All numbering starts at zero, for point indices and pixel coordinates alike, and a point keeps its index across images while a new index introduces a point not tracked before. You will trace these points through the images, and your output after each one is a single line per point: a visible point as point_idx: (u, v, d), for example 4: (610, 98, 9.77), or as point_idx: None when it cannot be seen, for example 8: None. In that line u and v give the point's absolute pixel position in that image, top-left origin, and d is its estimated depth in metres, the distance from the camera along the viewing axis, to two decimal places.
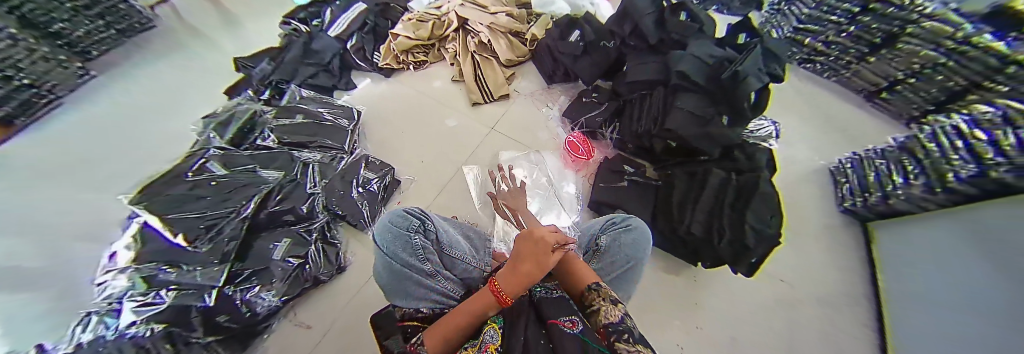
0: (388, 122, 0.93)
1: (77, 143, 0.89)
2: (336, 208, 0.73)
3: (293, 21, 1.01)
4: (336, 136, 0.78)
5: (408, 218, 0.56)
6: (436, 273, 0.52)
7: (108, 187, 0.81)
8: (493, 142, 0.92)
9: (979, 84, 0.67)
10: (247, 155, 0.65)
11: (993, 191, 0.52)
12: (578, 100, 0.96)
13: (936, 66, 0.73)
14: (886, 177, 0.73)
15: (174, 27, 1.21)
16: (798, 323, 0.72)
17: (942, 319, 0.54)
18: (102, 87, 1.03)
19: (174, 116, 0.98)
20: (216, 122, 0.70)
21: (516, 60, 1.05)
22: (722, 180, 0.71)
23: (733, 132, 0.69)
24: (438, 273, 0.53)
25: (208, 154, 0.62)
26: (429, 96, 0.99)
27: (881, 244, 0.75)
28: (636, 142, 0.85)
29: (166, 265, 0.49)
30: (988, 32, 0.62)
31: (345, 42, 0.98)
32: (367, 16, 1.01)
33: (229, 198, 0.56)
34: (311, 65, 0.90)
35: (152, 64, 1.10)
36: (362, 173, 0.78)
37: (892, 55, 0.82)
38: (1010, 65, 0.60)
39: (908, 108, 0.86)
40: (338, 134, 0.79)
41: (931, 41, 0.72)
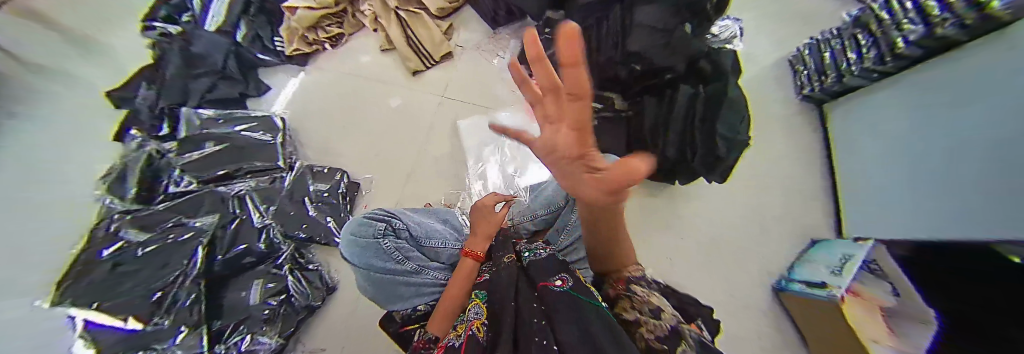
0: (325, 120, 0.81)
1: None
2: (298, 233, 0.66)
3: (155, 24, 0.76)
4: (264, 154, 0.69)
5: (370, 224, 0.51)
6: (421, 269, 0.50)
7: None
8: (449, 111, 0.83)
9: None
10: (163, 210, 0.53)
11: (939, 45, 0.54)
12: (530, 40, 0.86)
13: None
14: (841, 54, 0.73)
15: None
16: (767, 210, 0.80)
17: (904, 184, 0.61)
18: None
19: None
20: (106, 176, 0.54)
21: (449, 8, 0.88)
22: (691, 94, 0.68)
23: (694, 40, 0.65)
24: (422, 268, 0.51)
25: (115, 219, 0.48)
26: (359, 75, 0.85)
27: (836, 122, 0.80)
28: (599, 74, 0.78)
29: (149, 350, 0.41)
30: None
31: (235, 35, 0.76)
32: None
33: (167, 262, 0.46)
34: (204, 75, 0.72)
35: None
36: (312, 185, 0.71)
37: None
38: None
39: None
40: (265, 150, 0.69)
41: None
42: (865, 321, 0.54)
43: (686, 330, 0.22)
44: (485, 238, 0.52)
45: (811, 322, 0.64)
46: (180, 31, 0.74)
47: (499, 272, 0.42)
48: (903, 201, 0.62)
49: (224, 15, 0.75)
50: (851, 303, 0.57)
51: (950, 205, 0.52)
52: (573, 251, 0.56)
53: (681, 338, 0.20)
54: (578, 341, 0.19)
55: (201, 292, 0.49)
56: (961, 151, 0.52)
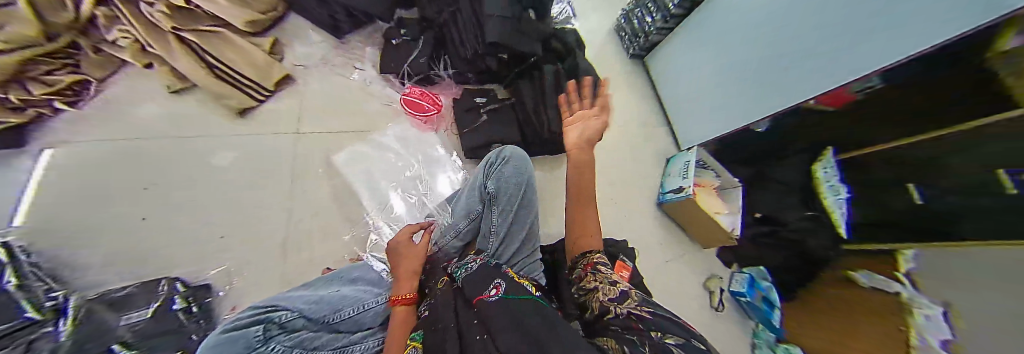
0: (115, 215, 0.56)
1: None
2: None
3: None
4: None
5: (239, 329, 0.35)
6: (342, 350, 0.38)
7: None
8: (314, 148, 0.69)
9: None
10: None
11: (690, 6, 0.81)
12: (388, 43, 0.77)
13: None
14: (642, 17, 0.93)
15: None
16: (639, 148, 0.96)
17: (745, 91, 0.69)
18: None
19: None
20: None
21: (263, 20, 0.70)
22: (554, 72, 0.76)
23: (540, 24, 0.73)
24: (344, 348, 0.39)
25: None
26: (159, 137, 0.62)
27: (653, 68, 1.02)
28: (471, 68, 0.77)
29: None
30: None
31: None
32: None
33: None
34: None
35: None
36: (122, 316, 0.42)
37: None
38: None
39: None
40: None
41: None
42: (711, 199, 0.79)
43: (633, 292, 0.30)
44: (411, 277, 0.48)
45: (688, 221, 0.83)
46: None
47: (437, 305, 0.37)
48: (735, 106, 0.73)
49: None
50: (700, 191, 0.79)
51: (781, 94, 0.61)
52: (503, 251, 0.54)
53: (628, 297, 0.28)
54: (511, 334, 0.20)
55: None
56: (727, 83, 0.75)
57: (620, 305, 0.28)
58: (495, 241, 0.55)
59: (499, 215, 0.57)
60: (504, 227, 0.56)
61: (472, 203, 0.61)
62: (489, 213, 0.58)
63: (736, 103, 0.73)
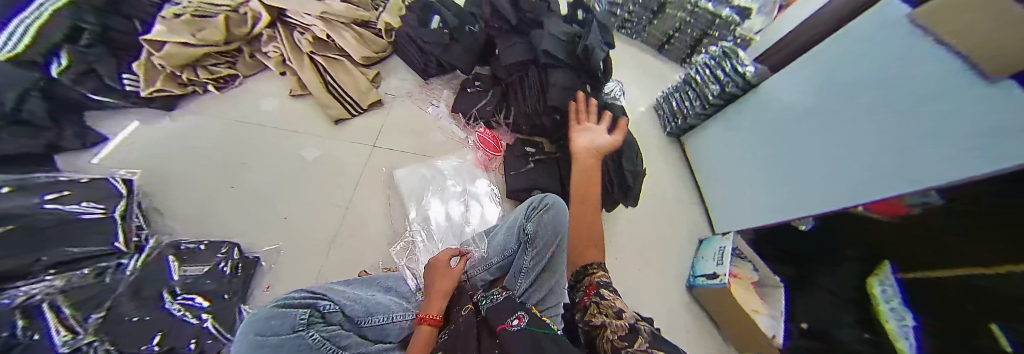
0: (210, 182, 0.67)
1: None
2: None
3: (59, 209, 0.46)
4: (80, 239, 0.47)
5: (285, 316, 0.38)
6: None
7: None
8: (381, 161, 0.78)
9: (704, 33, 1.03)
10: None
11: (728, 99, 0.87)
12: (462, 91, 0.91)
13: (681, 26, 1.04)
14: (681, 103, 1.02)
15: None
16: (674, 224, 0.97)
17: (821, 166, 0.63)
18: None
19: None
20: None
21: (375, 57, 0.89)
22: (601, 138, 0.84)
23: (591, 96, 0.81)
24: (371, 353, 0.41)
25: None
26: (264, 126, 0.75)
27: (690, 148, 1.07)
28: (528, 121, 0.87)
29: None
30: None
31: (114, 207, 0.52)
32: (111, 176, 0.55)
33: None
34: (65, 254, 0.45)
35: None
36: (173, 265, 0.51)
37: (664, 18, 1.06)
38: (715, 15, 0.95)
39: (682, 53, 1.16)
40: (97, 227, 0.49)
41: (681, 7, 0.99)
42: (746, 295, 0.73)
43: (641, 326, 0.27)
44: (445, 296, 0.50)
45: (720, 311, 0.78)
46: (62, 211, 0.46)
47: (460, 327, 0.40)
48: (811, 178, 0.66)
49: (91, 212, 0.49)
50: (735, 283, 0.75)
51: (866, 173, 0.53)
52: (531, 297, 0.54)
53: (636, 334, 0.25)
54: None
55: None
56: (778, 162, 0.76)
57: (635, 346, 0.24)
58: (525, 286, 0.55)
59: (529, 260, 0.57)
60: (534, 275, 0.55)
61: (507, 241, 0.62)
62: (520, 256, 0.59)
63: (789, 181, 0.72)
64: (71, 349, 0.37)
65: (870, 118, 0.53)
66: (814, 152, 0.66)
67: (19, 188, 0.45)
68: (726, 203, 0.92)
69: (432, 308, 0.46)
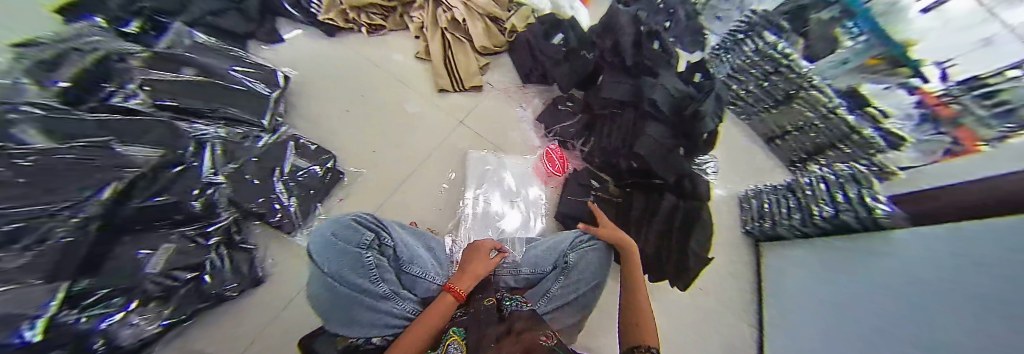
0: (332, 102, 0.84)
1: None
2: (253, 206, 0.63)
3: (240, 80, 0.70)
4: (246, 104, 0.69)
5: (358, 231, 0.56)
6: (392, 295, 0.53)
7: None
8: (461, 137, 0.89)
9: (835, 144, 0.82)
10: (91, 121, 0.47)
11: (839, 228, 0.68)
12: (552, 105, 0.96)
13: (813, 125, 0.87)
14: (775, 207, 0.89)
15: None
16: (711, 320, 0.88)
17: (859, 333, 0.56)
18: None
19: None
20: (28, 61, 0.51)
21: (492, 49, 0.98)
22: (673, 204, 0.81)
23: (682, 161, 0.78)
24: (393, 294, 0.53)
25: (19, 109, 0.42)
26: (387, 73, 0.90)
27: (768, 263, 0.91)
28: (602, 157, 0.88)
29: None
30: (844, 105, 0.77)
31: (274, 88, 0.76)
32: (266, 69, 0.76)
33: (59, 187, 0.38)
34: (230, 115, 0.66)
35: None
36: (291, 158, 0.71)
37: (787, 111, 0.94)
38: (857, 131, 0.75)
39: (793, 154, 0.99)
40: (254, 99, 0.70)
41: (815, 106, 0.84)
42: None
43: None
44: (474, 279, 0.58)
45: None
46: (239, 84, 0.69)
47: (481, 311, 0.49)
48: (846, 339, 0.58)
49: (252, 88, 0.71)
50: None
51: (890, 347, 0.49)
52: (554, 319, 0.62)
53: None
54: None
55: (82, 238, 0.40)
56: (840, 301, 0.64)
57: None
58: (550, 306, 0.62)
59: (559, 287, 0.64)
60: (561, 298, 0.63)
61: (546, 258, 0.69)
62: (552, 280, 0.65)
63: (844, 322, 0.61)
64: (211, 181, 0.57)
65: (913, 292, 0.48)
66: (882, 302, 0.54)
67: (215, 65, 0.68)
68: (780, 326, 0.80)
69: (465, 287, 0.54)
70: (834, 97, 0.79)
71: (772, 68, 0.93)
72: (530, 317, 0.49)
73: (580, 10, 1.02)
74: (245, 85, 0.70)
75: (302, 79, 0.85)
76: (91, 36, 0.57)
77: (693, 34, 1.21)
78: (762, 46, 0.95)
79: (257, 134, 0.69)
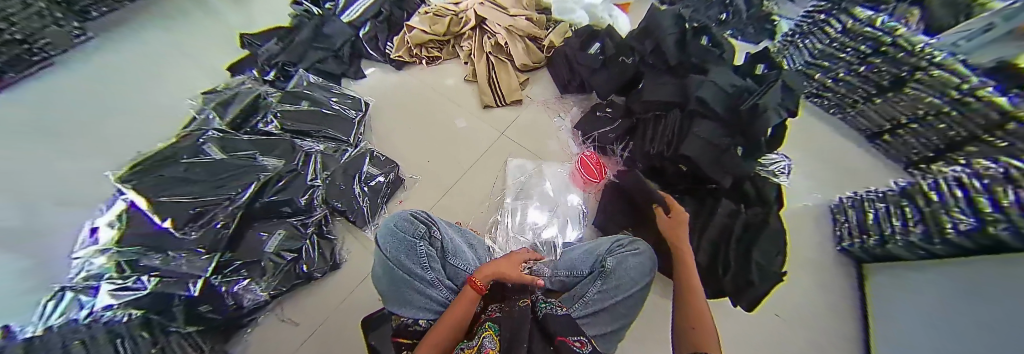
0: (399, 121, 1.01)
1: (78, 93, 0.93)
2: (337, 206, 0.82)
3: (334, 105, 0.92)
4: (345, 128, 0.89)
5: (414, 224, 0.65)
6: (437, 282, 0.60)
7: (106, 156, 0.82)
8: (503, 147, 0.98)
9: (979, 137, 0.59)
10: (249, 141, 0.74)
11: (989, 246, 0.47)
12: (591, 113, 0.99)
13: (941, 114, 0.66)
14: (884, 220, 0.69)
15: (182, 3, 1.23)
16: (789, 349, 0.72)
17: None
18: (104, 54, 1.06)
19: (168, 88, 1.01)
20: (217, 102, 0.80)
21: (532, 66, 1.08)
22: (732, 209, 0.74)
23: (743, 164, 0.71)
24: (438, 282, 0.60)
25: (207, 135, 0.71)
26: (441, 94, 1.06)
27: (874, 286, 0.73)
28: (645, 162, 0.85)
29: (151, 252, 0.56)
30: (991, 85, 0.55)
31: (359, 111, 0.94)
32: (344, 97, 0.95)
33: (222, 186, 0.63)
34: (322, 135, 0.86)
35: (157, 42, 1.12)
36: (366, 169, 0.87)
37: (898, 99, 0.75)
38: (1010, 121, 0.52)
39: (908, 152, 0.79)
40: (344, 124, 0.90)
41: (937, 89, 0.65)
42: None
43: None
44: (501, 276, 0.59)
45: None
46: (333, 109, 0.90)
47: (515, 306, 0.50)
48: None
49: (340, 112, 0.91)
50: None
51: None
52: (590, 324, 0.59)
53: None
54: None
55: (231, 221, 0.65)
56: (949, 329, 0.49)
57: None
58: (586, 310, 0.60)
59: (598, 291, 0.62)
60: (599, 304, 0.61)
61: (582, 262, 0.68)
62: (588, 284, 0.64)
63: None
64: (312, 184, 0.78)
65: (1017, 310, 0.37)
66: (987, 330, 0.42)
67: (315, 98, 0.90)
68: None
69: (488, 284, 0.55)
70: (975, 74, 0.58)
71: (869, 50, 0.78)
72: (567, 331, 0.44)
73: (619, 17, 1.09)
74: (342, 109, 0.92)
75: (377, 104, 1.03)
76: (247, 89, 0.86)
77: (757, 23, 1.11)
78: (851, 25, 0.81)
79: (346, 149, 0.88)
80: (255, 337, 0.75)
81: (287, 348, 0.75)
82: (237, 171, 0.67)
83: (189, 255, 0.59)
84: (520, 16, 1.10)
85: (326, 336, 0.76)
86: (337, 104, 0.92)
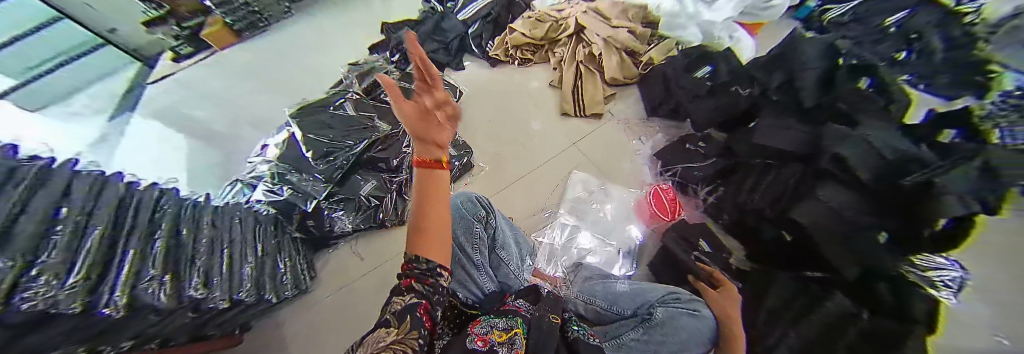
0: (483, 111, 1.10)
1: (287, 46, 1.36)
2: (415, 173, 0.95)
3: None
4: None
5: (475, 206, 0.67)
6: (481, 265, 0.64)
7: (281, 97, 1.14)
8: (569, 159, 0.96)
9: None
10: (372, 103, 0.95)
11: None
12: (681, 143, 0.90)
13: None
14: None
15: None
16: None
17: None
18: None
19: (321, 46, 1.26)
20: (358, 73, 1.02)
21: (622, 81, 1.03)
22: (849, 307, 0.52)
23: (890, 256, 0.52)
24: (482, 266, 0.64)
25: (348, 95, 0.94)
26: (525, 93, 1.10)
27: None
28: (736, 214, 0.76)
29: (292, 170, 0.82)
30: None
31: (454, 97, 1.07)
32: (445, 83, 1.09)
33: (349, 135, 0.86)
34: None
35: None
36: (446, 149, 0.98)
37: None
38: None
39: None
40: None
41: None
42: None
43: None
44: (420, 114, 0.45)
45: None
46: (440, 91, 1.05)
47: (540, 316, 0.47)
48: None
49: None
50: None
51: None
52: None
53: None
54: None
55: (346, 163, 0.86)
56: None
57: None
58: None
59: (636, 338, 0.55)
60: None
61: (625, 302, 0.62)
62: (629, 328, 0.57)
63: None
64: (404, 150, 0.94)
65: None
66: None
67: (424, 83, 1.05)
68: None
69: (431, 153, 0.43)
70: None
71: None
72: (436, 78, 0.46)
73: (742, 39, 0.96)
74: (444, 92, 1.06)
75: (469, 93, 1.14)
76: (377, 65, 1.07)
77: None
78: None
79: None
80: (333, 258, 0.94)
81: (353, 274, 0.92)
82: (357, 128, 0.88)
83: (314, 181, 0.82)
84: (622, 27, 1.06)
85: (380, 275, 0.91)
86: (439, 88, 1.06)
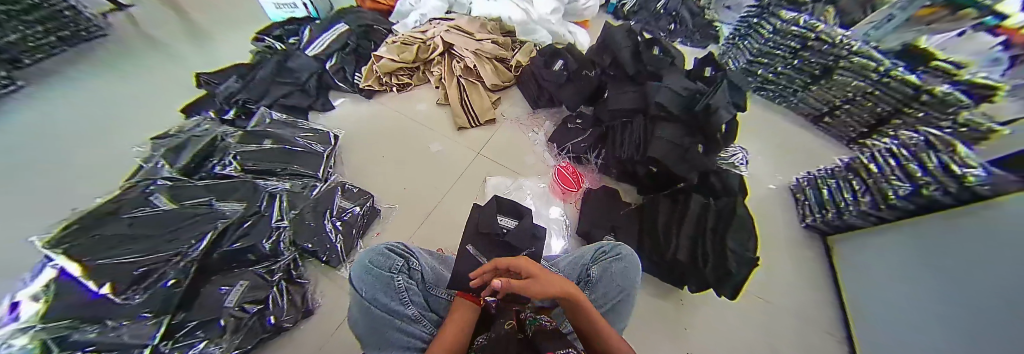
0: (368, 151, 0.99)
1: (14, 149, 0.94)
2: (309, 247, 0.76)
3: (299, 140, 0.88)
4: (315, 160, 0.86)
5: (390, 258, 0.57)
6: (419, 317, 0.54)
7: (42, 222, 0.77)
8: (480, 167, 0.98)
9: (914, 98, 0.74)
10: (199, 186, 0.68)
11: (928, 205, 0.57)
12: (563, 125, 1.02)
13: (864, 94, 0.84)
14: (838, 194, 0.76)
15: (137, 47, 1.24)
16: (787, 330, 0.72)
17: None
18: (32, 113, 1.03)
19: (116, 136, 0.97)
20: (169, 148, 0.75)
21: (501, 85, 1.12)
22: (701, 203, 0.74)
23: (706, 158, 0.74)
24: (421, 317, 0.55)
25: (155, 184, 0.65)
26: (412, 119, 1.05)
27: (841, 258, 0.77)
28: (619, 166, 0.90)
29: (84, 324, 0.43)
30: None
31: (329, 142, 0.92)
32: (309, 131, 0.92)
33: (176, 238, 0.55)
34: (303, 176, 0.83)
35: (103, 90, 1.10)
36: (337, 202, 0.83)
37: (829, 85, 0.91)
38: (923, 94, 0.71)
39: (855, 124, 0.91)
40: (315, 157, 0.86)
41: (861, 74, 0.82)
42: None
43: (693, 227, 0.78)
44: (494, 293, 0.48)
45: None
46: (309, 140, 0.89)
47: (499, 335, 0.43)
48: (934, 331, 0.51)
49: (306, 147, 0.87)
50: None
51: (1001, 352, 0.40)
52: None
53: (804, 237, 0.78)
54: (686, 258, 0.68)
55: (184, 277, 0.55)
56: (954, 287, 0.49)
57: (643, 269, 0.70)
58: None
59: None
60: None
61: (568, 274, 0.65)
62: None
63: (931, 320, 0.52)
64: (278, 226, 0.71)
65: None
66: (992, 298, 0.43)
67: (275, 141, 0.85)
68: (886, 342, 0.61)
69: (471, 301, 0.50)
70: (886, 59, 0.77)
71: (797, 46, 0.92)
72: (521, 225, 0.64)
73: (578, 34, 1.21)
74: (312, 140, 0.90)
75: (347, 135, 1.01)
76: (206, 131, 0.82)
77: (702, 30, 1.24)
78: (779, 26, 0.94)
79: (316, 184, 0.84)
80: None
81: None
82: (183, 223, 0.58)
83: (130, 323, 0.47)
84: (485, 39, 1.16)
85: None
86: (302, 138, 0.89)
